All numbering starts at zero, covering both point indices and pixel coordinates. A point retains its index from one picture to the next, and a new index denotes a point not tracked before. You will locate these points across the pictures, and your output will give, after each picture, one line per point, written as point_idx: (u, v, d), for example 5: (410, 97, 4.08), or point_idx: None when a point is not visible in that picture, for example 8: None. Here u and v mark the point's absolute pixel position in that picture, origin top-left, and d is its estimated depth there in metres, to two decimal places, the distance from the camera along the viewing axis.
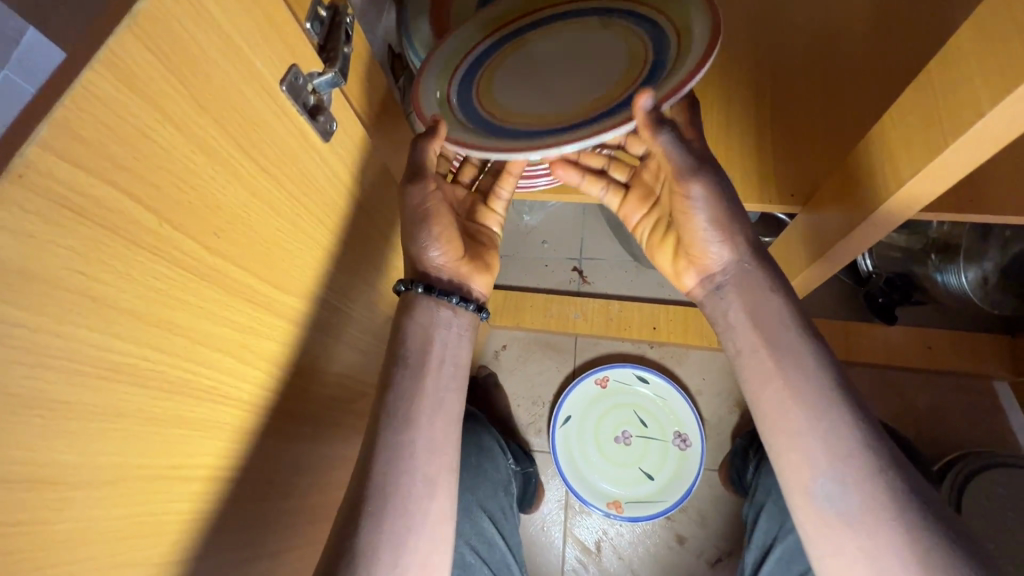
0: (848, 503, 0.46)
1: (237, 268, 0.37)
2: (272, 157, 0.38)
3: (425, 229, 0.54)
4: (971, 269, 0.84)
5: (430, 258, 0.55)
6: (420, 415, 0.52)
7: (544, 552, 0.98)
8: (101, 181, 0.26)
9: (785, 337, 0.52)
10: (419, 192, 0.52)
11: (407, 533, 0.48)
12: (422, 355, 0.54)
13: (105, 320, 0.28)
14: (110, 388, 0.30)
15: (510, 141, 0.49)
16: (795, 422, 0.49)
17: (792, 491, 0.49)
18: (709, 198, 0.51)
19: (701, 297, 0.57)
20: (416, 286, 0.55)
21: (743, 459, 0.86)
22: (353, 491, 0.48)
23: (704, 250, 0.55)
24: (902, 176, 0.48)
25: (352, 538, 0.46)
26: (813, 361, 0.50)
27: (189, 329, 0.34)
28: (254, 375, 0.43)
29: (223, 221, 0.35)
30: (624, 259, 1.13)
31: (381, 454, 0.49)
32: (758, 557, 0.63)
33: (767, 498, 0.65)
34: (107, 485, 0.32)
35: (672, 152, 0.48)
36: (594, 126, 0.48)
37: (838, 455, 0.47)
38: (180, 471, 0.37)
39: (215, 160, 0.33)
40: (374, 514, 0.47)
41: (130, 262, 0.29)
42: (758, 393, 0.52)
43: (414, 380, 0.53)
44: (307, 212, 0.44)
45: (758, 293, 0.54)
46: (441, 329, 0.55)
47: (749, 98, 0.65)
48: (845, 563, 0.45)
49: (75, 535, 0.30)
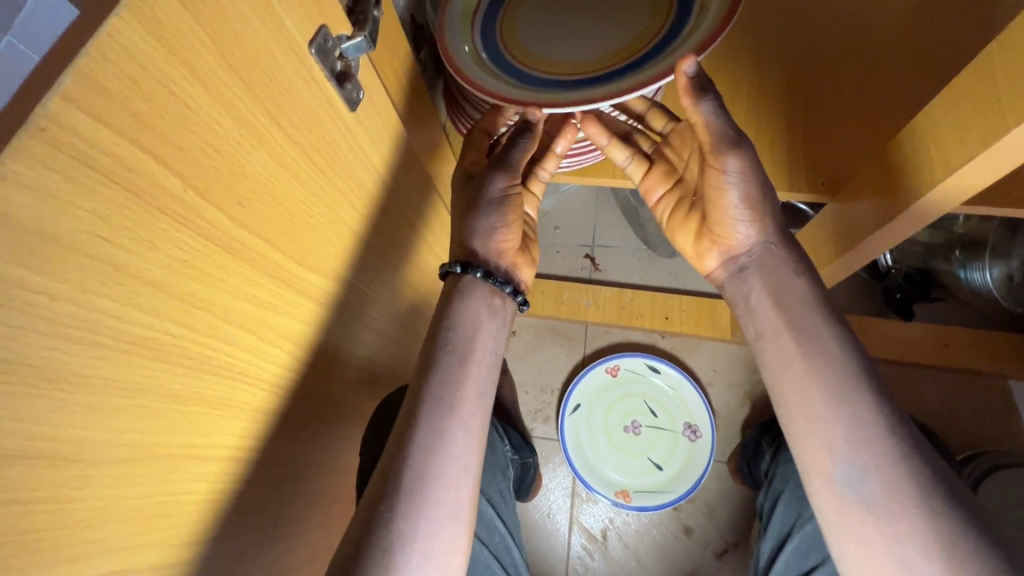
0: (870, 487, 0.45)
1: (261, 240, 0.35)
2: (299, 125, 0.36)
3: (496, 217, 0.53)
4: (997, 267, 0.84)
5: (489, 245, 0.53)
6: (463, 391, 0.49)
7: (549, 539, 0.98)
8: (126, 141, 0.24)
9: (807, 319, 0.50)
10: (500, 183, 0.52)
11: (436, 513, 0.45)
12: (468, 331, 0.51)
13: (128, 290, 0.27)
14: (130, 362, 0.28)
15: (548, 93, 0.52)
16: (816, 405, 0.48)
17: (811, 476, 0.48)
18: (743, 171, 0.51)
19: (723, 279, 0.56)
20: (474, 270, 0.52)
21: (754, 449, 0.84)
22: (387, 459, 0.46)
23: (732, 224, 0.53)
24: (952, 164, 0.46)
25: (377, 508, 0.44)
26: (836, 345, 0.49)
27: (211, 304, 0.33)
28: (273, 354, 0.41)
29: (248, 190, 0.33)
30: (637, 247, 1.11)
31: (419, 425, 0.47)
32: (775, 546, 0.62)
33: (785, 487, 0.64)
34: (124, 463, 0.30)
35: (715, 123, 0.48)
36: (630, 78, 0.50)
37: (868, 442, 0.45)
38: (197, 451, 0.36)
39: (242, 124, 0.31)
40: (406, 486, 0.44)
41: (154, 229, 0.27)
42: (777, 375, 0.50)
43: (459, 356, 0.50)
44: (331, 185, 0.42)
45: (781, 274, 0.52)
46: (488, 305, 0.52)
47: (779, 84, 0.63)
48: (866, 548, 0.44)
49: (91, 514, 0.29)
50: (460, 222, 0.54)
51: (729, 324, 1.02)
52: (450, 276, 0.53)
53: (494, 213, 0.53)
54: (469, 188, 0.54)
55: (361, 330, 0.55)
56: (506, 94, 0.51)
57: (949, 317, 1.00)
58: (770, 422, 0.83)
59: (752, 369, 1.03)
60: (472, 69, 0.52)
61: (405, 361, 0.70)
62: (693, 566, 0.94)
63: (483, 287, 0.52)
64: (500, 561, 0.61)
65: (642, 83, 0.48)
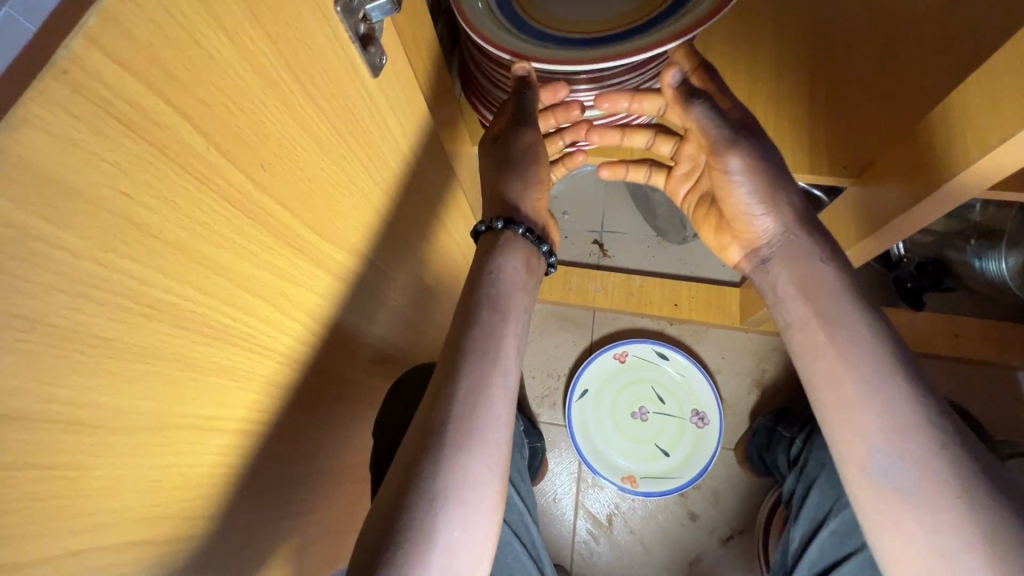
0: (906, 477, 0.44)
1: (282, 208, 0.34)
2: (322, 88, 0.35)
3: (522, 178, 0.53)
4: (1013, 255, 0.84)
5: (522, 205, 0.53)
6: (492, 368, 0.47)
7: (554, 523, 0.98)
8: (149, 91, 0.23)
9: (838, 308, 0.49)
10: (522, 143, 0.52)
11: (473, 493, 0.43)
12: (496, 307, 0.49)
13: (148, 251, 0.26)
14: (149, 327, 0.27)
15: (554, 51, 0.50)
16: (850, 393, 0.47)
17: (846, 463, 0.47)
18: (748, 169, 0.51)
19: (749, 270, 0.56)
20: (516, 227, 0.52)
21: (768, 436, 0.83)
22: (416, 438, 0.44)
23: (750, 216, 0.54)
24: (991, 143, 0.45)
25: (410, 488, 0.42)
26: (867, 329, 0.48)
27: (230, 271, 0.32)
28: (290, 327, 0.40)
29: (271, 153, 0.32)
30: (647, 233, 1.10)
31: (448, 403, 0.45)
32: (810, 531, 0.61)
33: (820, 472, 0.63)
34: (141, 432, 0.29)
35: (708, 126, 0.49)
36: (648, 38, 0.49)
37: (905, 427, 0.45)
38: (213, 422, 0.35)
39: (266, 83, 0.30)
40: (440, 465, 0.43)
41: (176, 188, 0.26)
42: (807, 363, 0.50)
43: (487, 332, 0.48)
44: (353, 156, 0.41)
45: (807, 264, 0.51)
46: (514, 281, 0.51)
47: (803, 65, 0.61)
48: (904, 538, 0.44)
49: (108, 481, 0.28)
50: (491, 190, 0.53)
51: (738, 312, 1.01)
52: (478, 240, 0.53)
53: (522, 173, 0.53)
54: (490, 158, 0.53)
55: (377, 309, 0.54)
56: (513, 48, 0.49)
57: (960, 307, 0.99)
58: (787, 411, 0.82)
59: (760, 358, 1.02)
60: (488, 26, 0.50)
61: (416, 342, 0.69)
62: (698, 553, 0.94)
63: (508, 262, 0.51)
64: (520, 539, 0.61)
65: (648, 46, 0.47)
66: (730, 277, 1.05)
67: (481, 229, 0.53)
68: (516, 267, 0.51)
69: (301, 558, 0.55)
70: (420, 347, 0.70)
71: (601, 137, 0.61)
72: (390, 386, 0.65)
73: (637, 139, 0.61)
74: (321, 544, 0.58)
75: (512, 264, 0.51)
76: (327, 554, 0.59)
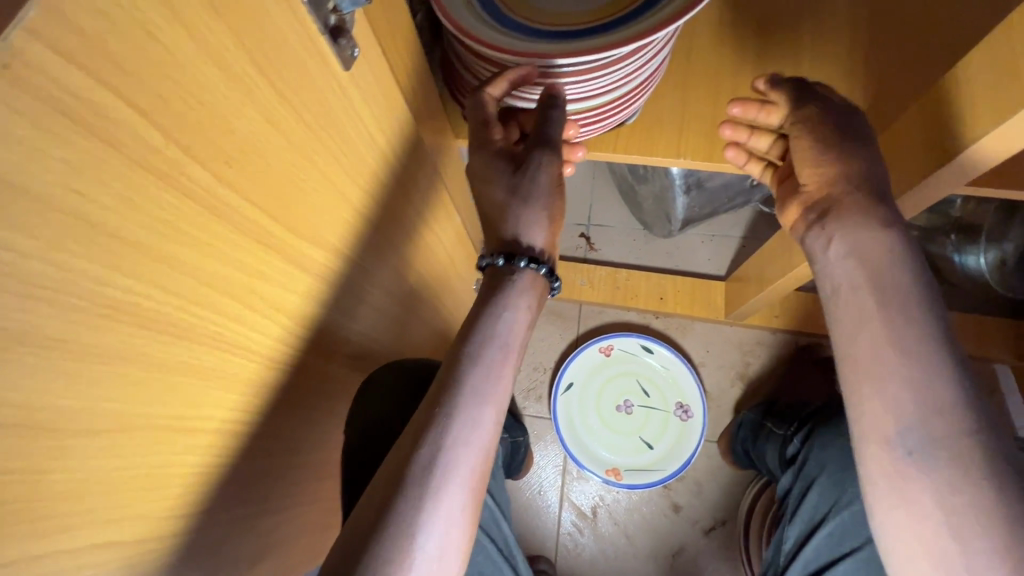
0: (936, 455, 0.43)
1: (250, 204, 0.33)
2: (289, 80, 0.34)
3: (542, 205, 0.52)
4: (991, 251, 0.87)
5: (532, 235, 0.52)
6: (485, 402, 0.47)
7: (540, 515, 0.98)
8: (99, 85, 0.22)
9: (890, 279, 0.47)
10: (546, 170, 0.51)
11: (445, 525, 0.43)
12: (495, 341, 0.49)
13: (105, 250, 0.25)
14: (109, 328, 0.27)
15: (522, 42, 0.49)
16: (887, 365, 0.45)
17: (868, 438, 0.46)
18: (814, 121, 0.50)
19: (801, 229, 0.53)
20: (540, 266, 0.52)
21: (754, 432, 0.83)
22: (397, 463, 0.44)
23: (816, 164, 0.50)
24: (982, 130, 0.45)
25: (381, 513, 0.42)
26: (918, 313, 0.46)
27: (197, 270, 0.31)
28: (265, 325, 0.40)
29: (234, 148, 0.31)
30: (634, 227, 1.10)
31: (436, 430, 0.45)
32: (805, 530, 0.62)
33: (821, 473, 0.64)
34: (106, 434, 0.29)
35: (780, 90, 0.53)
36: (618, 33, 0.48)
37: (935, 411, 0.44)
38: (183, 423, 0.34)
39: (227, 75, 0.29)
40: (417, 493, 0.43)
41: (133, 186, 0.25)
42: (847, 332, 0.48)
43: (484, 365, 0.48)
44: (326, 150, 0.40)
45: (863, 230, 0.48)
46: (519, 320, 0.51)
47: (787, 59, 0.61)
48: (920, 514, 0.43)
49: (71, 485, 0.28)
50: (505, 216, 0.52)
51: (723, 305, 1.02)
52: (484, 271, 0.53)
53: (542, 201, 0.52)
54: (508, 181, 0.52)
55: (358, 305, 0.54)
56: (481, 36, 0.48)
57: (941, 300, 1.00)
58: (777, 407, 0.82)
59: (745, 351, 1.03)
60: (463, 16, 0.49)
61: (399, 337, 0.69)
62: (681, 544, 0.95)
63: (513, 299, 0.51)
64: (490, 536, 0.61)
65: (619, 43, 0.46)
66: (716, 271, 1.06)
67: (484, 263, 0.53)
68: (523, 306, 0.51)
69: (282, 556, 0.54)
70: (404, 342, 0.70)
71: (733, 132, 0.56)
72: (367, 379, 0.64)
73: (764, 140, 0.57)
74: (302, 540, 0.58)
75: (517, 302, 0.51)
76: (308, 549, 0.59)
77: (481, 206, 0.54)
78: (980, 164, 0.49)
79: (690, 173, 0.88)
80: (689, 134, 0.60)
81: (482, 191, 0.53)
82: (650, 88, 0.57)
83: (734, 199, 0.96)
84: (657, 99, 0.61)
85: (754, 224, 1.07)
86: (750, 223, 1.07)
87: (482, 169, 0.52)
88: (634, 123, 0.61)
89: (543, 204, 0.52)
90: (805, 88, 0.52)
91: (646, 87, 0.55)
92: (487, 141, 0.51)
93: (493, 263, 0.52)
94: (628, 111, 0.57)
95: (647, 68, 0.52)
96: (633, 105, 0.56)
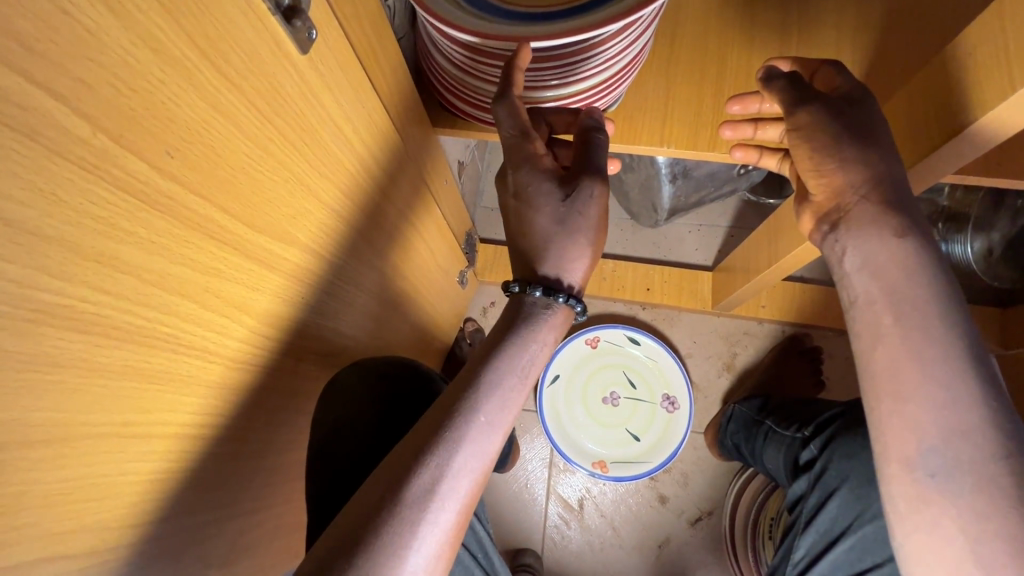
0: (958, 479, 0.42)
1: (199, 198, 0.31)
2: (237, 65, 0.32)
3: (588, 239, 0.47)
4: (978, 240, 0.89)
5: (572, 270, 0.48)
6: (493, 434, 0.45)
7: (526, 508, 0.98)
8: (7, 69, 0.20)
9: (917, 296, 0.45)
10: (594, 198, 0.46)
11: (431, 552, 0.41)
12: (515, 373, 0.46)
13: (29, 251, 0.23)
14: (42, 333, 0.25)
15: (496, 24, 0.47)
16: (908, 384, 0.44)
17: (887, 457, 0.45)
18: (811, 128, 0.47)
19: (817, 239, 0.51)
20: (575, 303, 0.48)
21: (746, 429, 0.77)
22: (387, 481, 0.41)
23: (819, 174, 0.48)
24: (970, 118, 0.44)
25: (366, 530, 0.39)
26: (946, 334, 0.44)
27: (141, 269, 0.29)
28: (226, 326, 0.38)
29: (177, 138, 0.29)
30: (621, 217, 1.08)
31: (440, 454, 0.43)
32: (820, 543, 0.56)
33: (843, 483, 0.56)
34: (44, 445, 0.27)
35: (777, 94, 0.49)
36: (597, 13, 0.46)
37: (958, 433, 0.42)
38: (137, 429, 0.33)
39: (163, 59, 0.27)
40: (412, 518, 0.40)
41: (57, 180, 0.23)
42: (865, 347, 0.46)
43: (500, 397, 0.45)
44: (285, 139, 0.38)
45: (881, 240, 0.46)
46: (541, 356, 0.48)
47: (771, 43, 0.59)
48: (939, 538, 0.42)
49: (9, 499, 0.26)
50: (537, 241, 0.48)
51: (710, 295, 1.01)
52: (510, 296, 0.49)
53: (588, 234, 0.47)
54: (556, 209, 0.46)
55: (332, 302, 0.52)
56: (451, 18, 0.46)
57: None
58: (772, 401, 0.75)
59: (731, 342, 1.02)
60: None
61: (379, 334, 0.67)
62: (667, 535, 0.95)
63: (540, 334, 0.48)
64: (465, 544, 0.58)
65: (598, 23, 0.44)
66: (703, 261, 1.05)
67: (514, 288, 0.48)
68: (547, 341, 0.48)
69: (257, 559, 0.53)
70: (383, 337, 0.68)
71: (734, 132, 0.55)
72: (339, 372, 0.61)
73: (772, 132, 0.55)
74: (276, 541, 0.56)
75: (542, 338, 0.48)
76: (284, 549, 0.58)
77: (517, 231, 0.49)
78: (971, 150, 0.47)
79: (676, 162, 0.86)
80: (673, 122, 0.58)
81: (525, 216, 0.48)
82: (635, 69, 0.54)
83: (720, 187, 0.94)
84: (639, 86, 0.60)
85: (741, 213, 1.06)
86: (737, 211, 1.06)
87: (526, 191, 0.47)
88: (616, 110, 0.59)
89: (586, 237, 0.47)
90: (802, 88, 0.48)
91: (629, 70, 0.52)
92: (533, 158, 0.47)
93: (526, 292, 0.48)
94: (613, 96, 0.54)
95: (630, 49, 0.49)
96: (617, 91, 0.54)
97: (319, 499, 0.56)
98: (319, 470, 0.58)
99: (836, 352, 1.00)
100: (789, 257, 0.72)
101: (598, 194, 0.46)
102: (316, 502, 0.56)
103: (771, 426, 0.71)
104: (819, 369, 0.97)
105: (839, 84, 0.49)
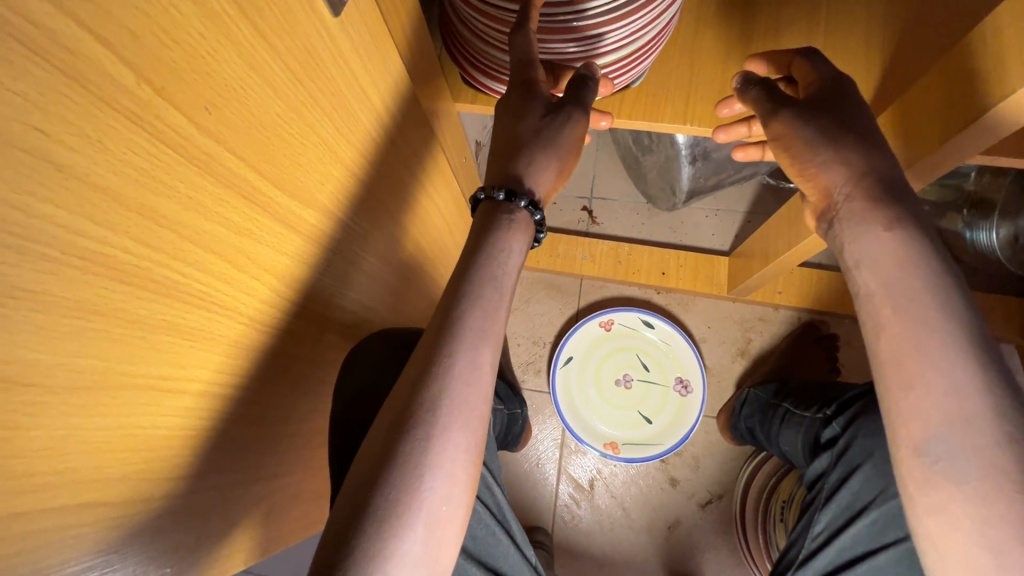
0: (968, 460, 0.41)
1: (232, 156, 0.32)
2: (272, 23, 0.32)
3: (559, 156, 0.49)
4: (1004, 225, 0.87)
5: (540, 182, 0.49)
6: (480, 353, 0.45)
7: (537, 487, 0.99)
8: (60, 12, 0.21)
9: (908, 255, 0.45)
10: (572, 126, 0.48)
11: (449, 472, 0.42)
12: (490, 288, 0.46)
13: (76, 197, 0.24)
14: (86, 283, 0.26)
15: None
16: (915, 367, 0.43)
17: (898, 444, 0.44)
18: (787, 137, 0.48)
19: (820, 233, 0.50)
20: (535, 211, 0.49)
21: (762, 413, 0.77)
22: (389, 426, 0.42)
23: (804, 177, 0.49)
24: (993, 101, 0.44)
25: (381, 466, 0.41)
26: (939, 293, 0.44)
27: (179, 225, 0.30)
28: (253, 288, 0.38)
29: (214, 94, 0.29)
30: (637, 200, 1.07)
31: (430, 388, 0.43)
32: (840, 518, 0.56)
33: (866, 460, 0.56)
34: (87, 393, 0.28)
35: (751, 102, 0.50)
36: None
37: (967, 418, 0.42)
38: (171, 383, 0.34)
39: (203, 12, 0.27)
40: (414, 452, 0.41)
41: (103, 128, 0.24)
42: (874, 329, 0.46)
43: (477, 315, 0.45)
44: (313, 101, 0.38)
45: (872, 213, 0.46)
46: (512, 264, 0.47)
47: (801, 19, 0.58)
48: (950, 524, 0.42)
49: (54, 444, 0.27)
50: (512, 147, 0.49)
51: (726, 280, 1.00)
52: (473, 218, 0.49)
53: (560, 154, 0.49)
54: (537, 121, 0.48)
55: (354, 272, 0.52)
56: None
57: None
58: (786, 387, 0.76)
59: (746, 327, 1.02)
60: None
61: (396, 309, 0.68)
62: (677, 517, 0.96)
63: (506, 241, 0.47)
64: (482, 498, 0.59)
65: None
66: (719, 246, 1.04)
67: (480, 197, 0.49)
68: (515, 248, 0.48)
69: (280, 524, 0.54)
70: (401, 311, 0.69)
71: (727, 134, 0.56)
72: (359, 345, 0.61)
73: None
74: (298, 507, 0.58)
75: (507, 246, 0.47)
76: (305, 516, 0.60)
77: (501, 139, 0.50)
78: (995, 133, 0.47)
79: (696, 143, 0.84)
80: (697, 97, 0.58)
81: (509, 121, 0.49)
82: (661, 45, 0.53)
83: (740, 170, 0.93)
84: (663, 62, 0.59)
85: (760, 197, 1.05)
86: (755, 196, 1.05)
87: (516, 101, 0.48)
88: (640, 85, 0.59)
89: (553, 156, 0.49)
90: (775, 94, 0.48)
91: (654, 44, 0.51)
92: (531, 82, 0.47)
93: (490, 198, 0.49)
94: (638, 70, 0.54)
95: (657, 22, 0.48)
96: (640, 67, 0.53)
97: (339, 469, 0.58)
98: (339, 438, 0.58)
99: (851, 338, 0.99)
100: (808, 241, 0.72)
101: (574, 126, 0.48)
102: (337, 470, 0.57)
103: (789, 407, 0.71)
104: (835, 355, 0.97)
105: (813, 80, 0.49)
